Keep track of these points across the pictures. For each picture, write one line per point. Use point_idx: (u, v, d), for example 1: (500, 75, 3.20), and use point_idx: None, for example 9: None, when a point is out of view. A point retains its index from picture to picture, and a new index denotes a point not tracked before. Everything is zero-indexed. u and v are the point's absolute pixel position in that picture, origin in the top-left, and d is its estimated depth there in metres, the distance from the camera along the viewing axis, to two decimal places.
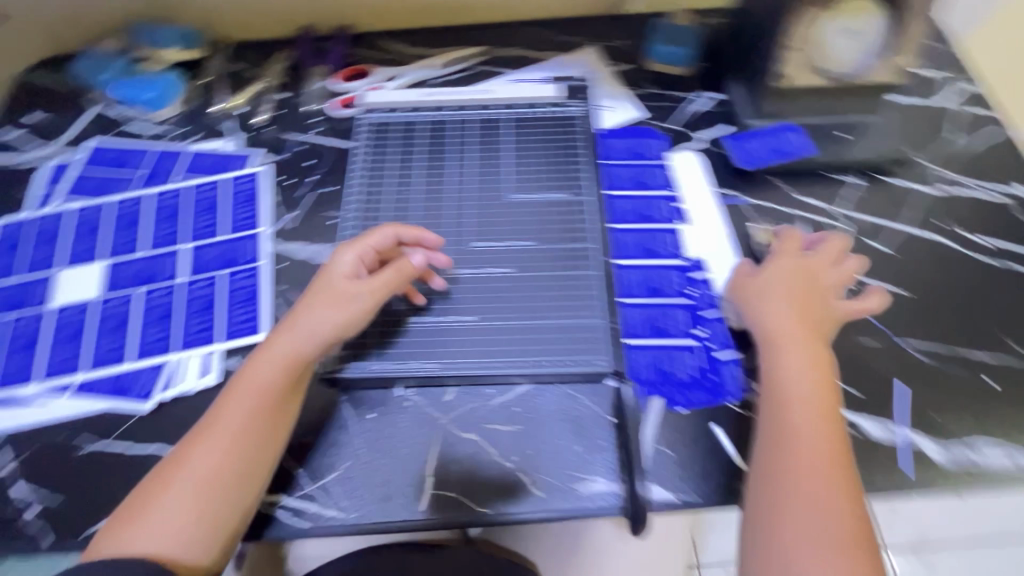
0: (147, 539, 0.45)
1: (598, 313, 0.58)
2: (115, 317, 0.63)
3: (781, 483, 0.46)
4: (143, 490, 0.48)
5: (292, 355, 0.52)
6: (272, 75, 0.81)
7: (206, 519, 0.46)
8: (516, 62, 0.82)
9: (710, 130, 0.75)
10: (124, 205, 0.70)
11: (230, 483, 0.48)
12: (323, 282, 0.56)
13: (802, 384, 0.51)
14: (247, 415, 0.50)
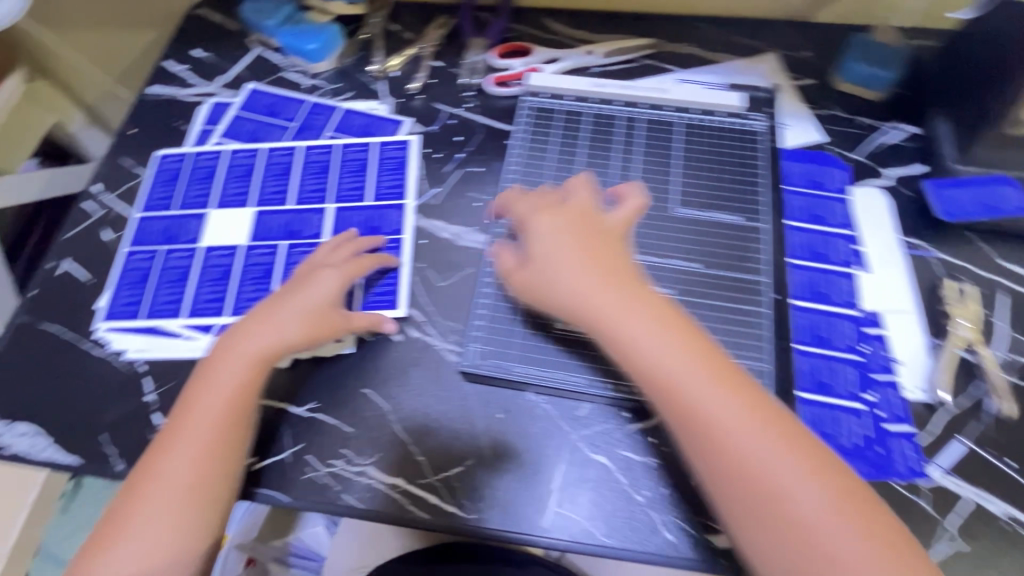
0: (115, 554, 0.47)
1: (767, 357, 0.53)
2: (260, 267, 0.63)
3: (768, 511, 0.40)
4: (118, 502, 0.49)
5: (252, 364, 0.53)
6: (429, 41, 0.78)
7: (184, 534, 0.48)
8: (685, 61, 0.76)
9: (902, 168, 0.66)
10: (278, 155, 0.71)
11: (212, 485, 0.49)
12: (303, 297, 0.55)
13: (674, 396, 0.43)
14: (211, 425, 0.50)
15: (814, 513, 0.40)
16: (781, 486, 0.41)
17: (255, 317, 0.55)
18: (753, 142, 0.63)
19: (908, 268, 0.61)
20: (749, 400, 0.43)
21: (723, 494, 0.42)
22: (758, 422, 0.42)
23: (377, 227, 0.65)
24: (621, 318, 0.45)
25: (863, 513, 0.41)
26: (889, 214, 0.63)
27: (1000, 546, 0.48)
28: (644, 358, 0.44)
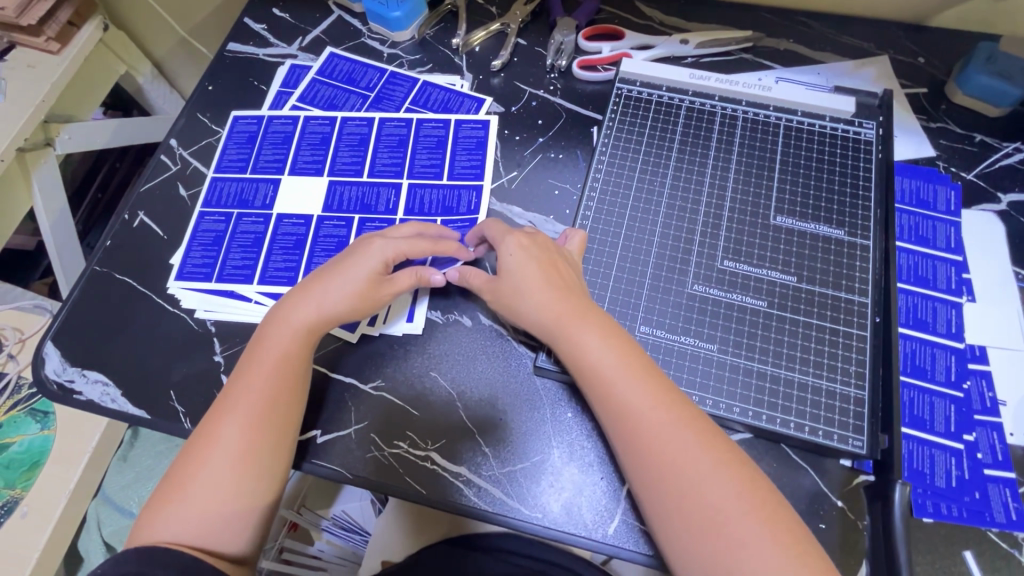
0: (172, 520, 0.47)
1: (866, 385, 0.49)
2: (333, 239, 0.62)
3: (686, 509, 0.42)
4: (175, 467, 0.49)
5: (297, 332, 0.53)
6: (515, 17, 0.75)
7: (237, 502, 0.48)
8: (786, 58, 0.71)
9: (1019, 194, 0.61)
10: (355, 124, 0.69)
11: (260, 456, 0.49)
12: (348, 271, 0.54)
13: (637, 417, 0.45)
14: (264, 392, 0.50)
15: (719, 509, 0.42)
16: (694, 483, 0.43)
17: (299, 288, 0.55)
18: (862, 151, 0.59)
19: (1020, 303, 0.56)
20: (674, 412, 0.45)
21: (643, 489, 0.44)
22: (689, 431, 0.45)
23: (452, 207, 0.63)
24: (573, 326, 0.49)
25: (785, 535, 0.41)
26: (1001, 243, 0.59)
27: None
28: (588, 361, 0.48)
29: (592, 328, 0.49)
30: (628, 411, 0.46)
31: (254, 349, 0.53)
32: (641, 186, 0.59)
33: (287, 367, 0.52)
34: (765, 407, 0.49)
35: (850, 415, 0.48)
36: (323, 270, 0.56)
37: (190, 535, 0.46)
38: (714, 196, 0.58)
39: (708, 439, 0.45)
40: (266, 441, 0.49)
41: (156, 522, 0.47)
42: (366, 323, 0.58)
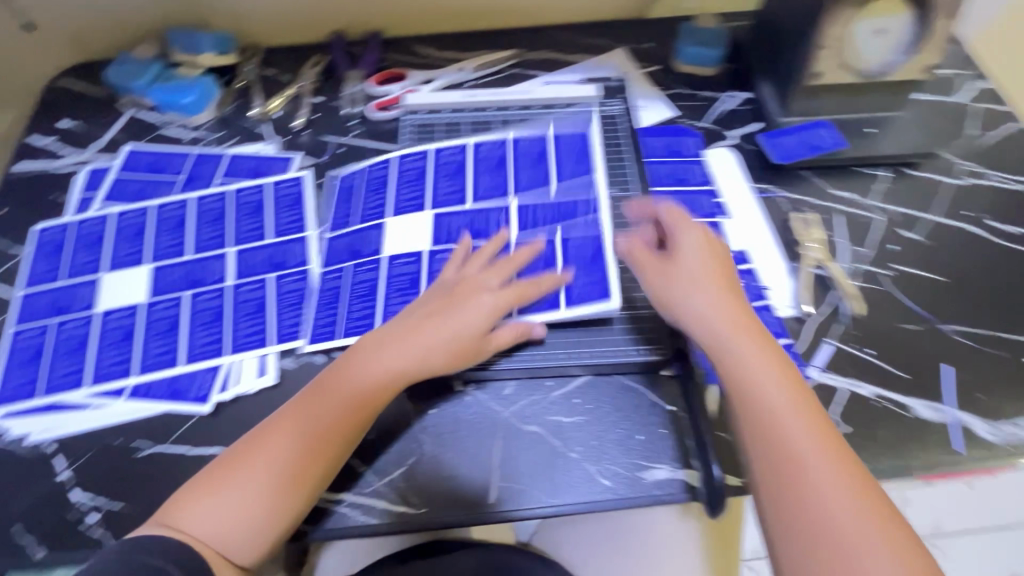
0: (192, 520, 0.49)
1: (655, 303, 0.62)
2: (165, 321, 0.63)
3: (784, 475, 0.45)
4: (213, 465, 0.52)
5: (397, 370, 0.54)
6: (306, 80, 0.81)
7: (264, 512, 0.49)
8: (546, 65, 0.84)
9: (743, 129, 0.76)
10: (167, 209, 0.71)
11: (300, 475, 0.50)
12: (454, 328, 0.56)
13: (772, 396, 0.49)
14: (309, 416, 0.52)
15: (834, 495, 0.44)
16: (822, 482, 0.45)
17: (401, 330, 0.56)
18: (614, 125, 0.74)
19: (762, 211, 0.70)
20: (810, 403, 0.49)
21: (760, 464, 0.47)
22: (808, 419, 0.48)
23: (360, 250, 0.66)
24: (728, 337, 0.52)
25: (859, 484, 0.45)
26: (739, 168, 0.73)
27: (873, 419, 0.57)
28: (714, 335, 0.52)
29: (739, 331, 0.52)
30: (771, 411, 0.48)
31: (341, 372, 0.55)
32: (445, 196, 0.69)
33: (376, 399, 0.54)
34: (582, 341, 0.60)
35: (649, 329, 0.61)
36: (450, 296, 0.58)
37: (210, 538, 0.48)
38: (592, 201, 0.66)
39: (835, 438, 0.47)
40: (293, 463, 0.50)
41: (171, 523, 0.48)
42: (217, 390, 0.59)
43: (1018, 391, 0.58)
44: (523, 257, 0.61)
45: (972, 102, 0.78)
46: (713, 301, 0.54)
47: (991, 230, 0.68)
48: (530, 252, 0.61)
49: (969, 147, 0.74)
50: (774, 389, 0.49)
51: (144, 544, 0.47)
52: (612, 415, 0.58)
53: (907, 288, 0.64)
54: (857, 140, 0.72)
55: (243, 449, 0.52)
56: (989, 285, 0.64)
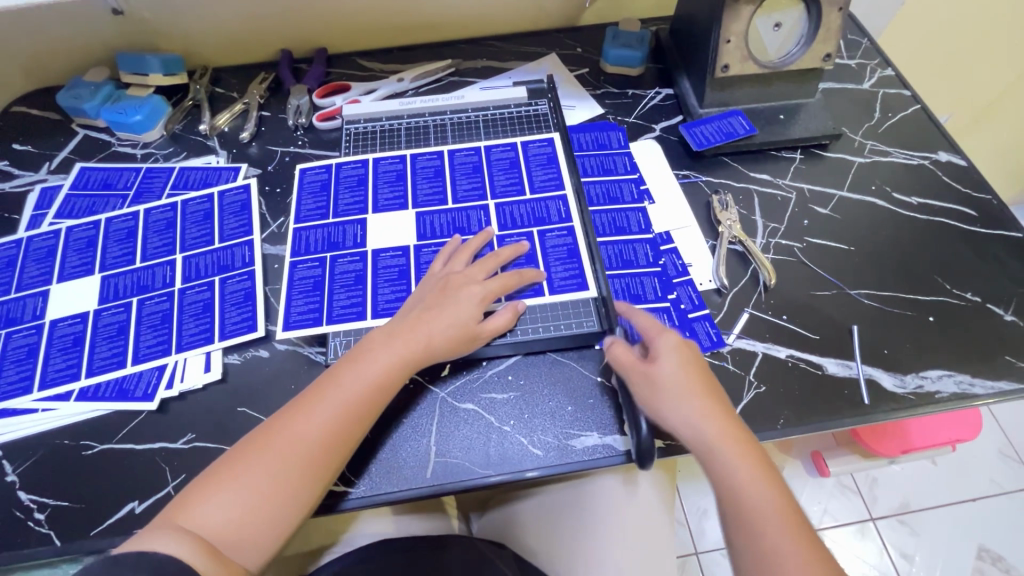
0: (200, 520, 0.47)
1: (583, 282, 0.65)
2: (114, 325, 0.65)
3: (747, 539, 0.48)
4: (219, 465, 0.50)
5: (405, 356, 0.56)
6: (254, 95, 0.85)
7: (277, 511, 0.49)
8: (483, 72, 0.89)
9: (666, 122, 0.82)
10: (118, 221, 0.73)
11: (316, 471, 0.51)
12: (455, 318, 0.58)
13: (735, 470, 0.50)
14: (326, 413, 0.52)
15: (765, 531, 0.47)
16: (755, 516, 0.48)
17: (406, 320, 0.58)
18: (541, 122, 0.79)
19: (684, 195, 0.74)
20: (746, 437, 0.52)
21: (734, 536, 0.49)
22: (767, 482, 0.50)
23: (339, 242, 0.70)
24: (696, 402, 0.53)
25: (808, 540, 0.47)
26: (662, 157, 0.78)
27: (788, 378, 0.61)
28: (687, 435, 0.53)
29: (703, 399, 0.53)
30: (707, 445, 0.51)
31: (350, 366, 0.56)
32: (386, 201, 0.74)
33: (385, 388, 0.55)
34: (516, 325, 0.63)
35: (579, 306, 0.64)
36: (441, 288, 0.61)
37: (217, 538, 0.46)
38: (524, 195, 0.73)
39: (768, 475, 0.50)
40: (306, 458, 0.50)
41: (169, 528, 0.45)
42: (164, 387, 0.61)
43: (920, 345, 0.63)
44: (509, 256, 0.65)
45: (879, 88, 0.84)
46: (682, 367, 0.54)
47: (895, 202, 0.73)
48: (513, 252, 0.65)
49: (875, 127, 0.80)
50: (715, 430, 0.52)
51: (134, 555, 0.42)
52: (544, 387, 0.61)
53: (817, 258, 0.69)
54: (768, 126, 0.78)
55: (250, 449, 0.51)
56: (892, 251, 0.69)
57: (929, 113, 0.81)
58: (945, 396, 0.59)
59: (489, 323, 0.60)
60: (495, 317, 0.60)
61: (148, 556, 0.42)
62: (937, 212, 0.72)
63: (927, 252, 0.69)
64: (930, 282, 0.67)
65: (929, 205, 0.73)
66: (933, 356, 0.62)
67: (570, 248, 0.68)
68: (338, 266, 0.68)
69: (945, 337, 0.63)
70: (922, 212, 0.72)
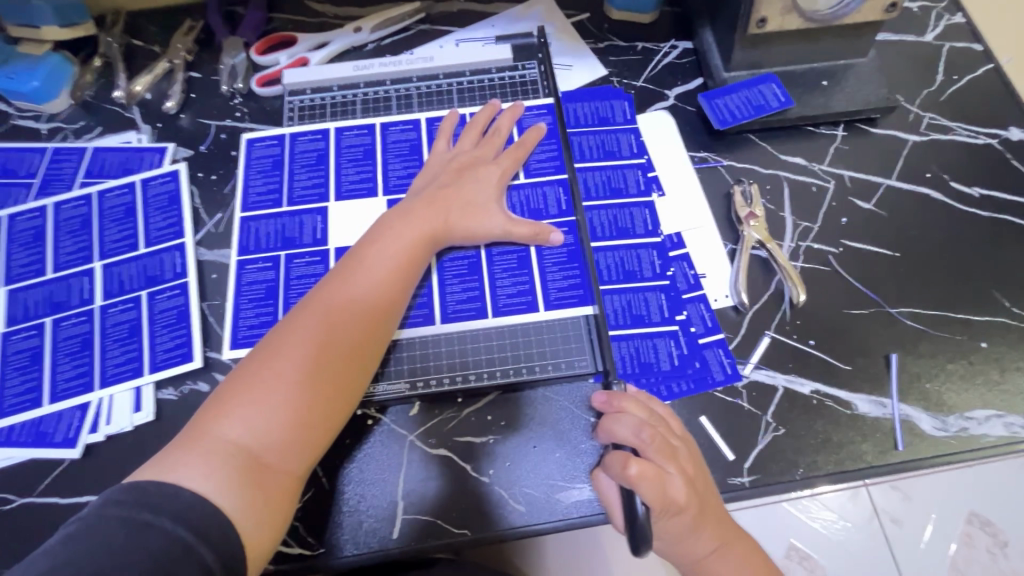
0: (230, 427, 0.42)
1: (575, 305, 0.56)
2: (25, 353, 0.56)
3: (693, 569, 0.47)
4: (235, 372, 0.45)
5: (428, 239, 0.54)
6: (178, 51, 0.69)
7: (310, 417, 0.44)
8: (460, 18, 0.72)
9: (682, 86, 0.67)
10: (24, 219, 0.61)
11: (352, 364, 0.47)
12: (466, 196, 0.57)
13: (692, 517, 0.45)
14: (353, 305, 0.48)
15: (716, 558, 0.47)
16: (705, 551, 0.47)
17: (423, 202, 0.55)
18: (529, 90, 0.66)
19: (700, 184, 0.62)
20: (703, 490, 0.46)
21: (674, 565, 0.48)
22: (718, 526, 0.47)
23: (295, 237, 0.59)
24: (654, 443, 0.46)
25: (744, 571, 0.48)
26: (675, 133, 0.64)
27: (812, 419, 0.52)
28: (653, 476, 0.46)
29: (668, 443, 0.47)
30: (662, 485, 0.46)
31: (355, 267, 0.51)
32: (351, 183, 0.61)
33: (409, 274, 0.52)
34: (501, 364, 0.54)
35: (570, 330, 0.55)
36: (441, 189, 0.56)
37: (252, 451, 0.42)
38: (515, 184, 0.61)
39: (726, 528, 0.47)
40: (331, 363, 0.46)
41: (191, 449, 0.41)
42: (87, 430, 0.53)
43: (967, 378, 0.54)
44: (529, 223, 0.57)
45: (943, 41, 0.69)
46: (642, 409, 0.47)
47: (953, 193, 0.61)
48: (532, 136, 0.61)
49: (934, 95, 0.66)
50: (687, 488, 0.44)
51: (156, 489, 0.38)
52: (530, 429, 0.53)
53: (856, 267, 0.58)
54: (808, 96, 0.63)
55: (265, 354, 0.45)
56: (942, 256, 0.58)
57: (1002, 77, 0.67)
58: (990, 439, 0.51)
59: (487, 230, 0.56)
60: (502, 219, 0.57)
61: (170, 492, 0.38)
62: (1000, 207, 0.61)
63: (984, 258, 0.58)
64: (985, 298, 0.57)
65: (993, 198, 0.61)
66: (980, 390, 0.53)
67: (571, 248, 0.58)
68: (296, 269, 0.58)
69: (995, 368, 0.54)
70: (983, 207, 0.61)
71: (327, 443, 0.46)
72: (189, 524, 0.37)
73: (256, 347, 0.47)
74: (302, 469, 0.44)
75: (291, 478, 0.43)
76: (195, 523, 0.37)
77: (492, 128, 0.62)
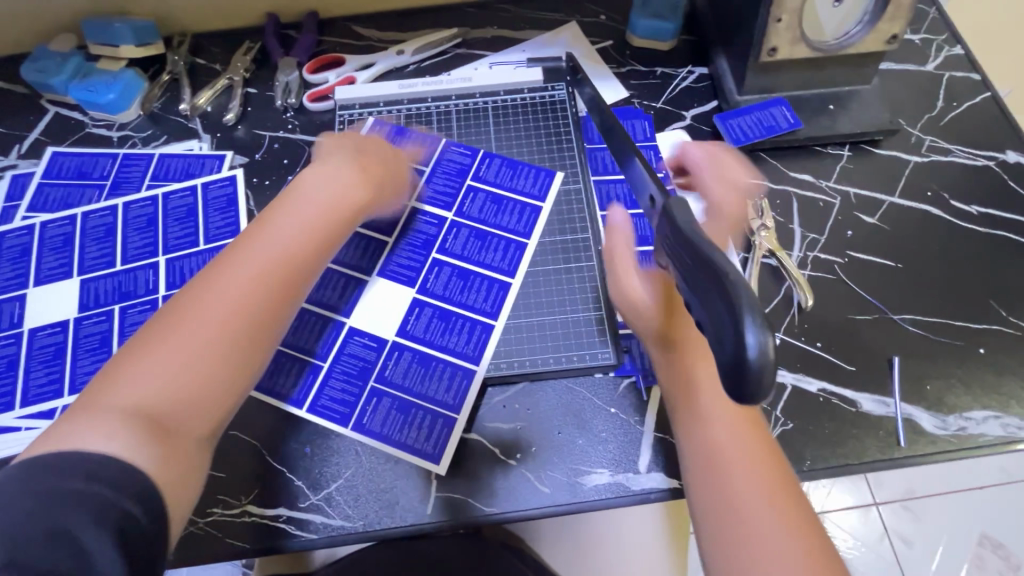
0: (128, 389, 0.41)
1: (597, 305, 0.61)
2: (95, 336, 0.61)
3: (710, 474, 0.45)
4: (137, 336, 0.44)
5: (324, 215, 0.53)
6: (237, 69, 0.76)
7: (224, 373, 0.44)
8: (494, 43, 0.79)
9: (698, 108, 0.73)
10: (96, 216, 0.68)
11: (267, 322, 0.47)
12: (329, 178, 0.56)
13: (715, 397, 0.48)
14: (262, 267, 0.48)
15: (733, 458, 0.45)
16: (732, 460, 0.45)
17: (290, 183, 0.55)
18: (559, 109, 0.72)
19: None
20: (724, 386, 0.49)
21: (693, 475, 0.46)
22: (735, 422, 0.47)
23: None
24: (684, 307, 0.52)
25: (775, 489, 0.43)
26: None
27: (818, 415, 0.56)
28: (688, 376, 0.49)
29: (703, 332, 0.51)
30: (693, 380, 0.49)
31: (260, 231, 0.50)
32: None
33: (325, 242, 0.52)
34: (530, 356, 0.59)
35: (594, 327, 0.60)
36: (353, 173, 0.58)
37: (150, 410, 0.41)
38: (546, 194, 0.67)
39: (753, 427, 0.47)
40: (246, 318, 0.46)
41: (96, 413, 0.39)
42: None
43: (966, 381, 0.57)
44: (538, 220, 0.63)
45: (944, 70, 0.74)
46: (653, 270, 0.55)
47: (952, 210, 0.65)
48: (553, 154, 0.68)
49: (935, 120, 0.71)
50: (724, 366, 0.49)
51: (70, 457, 0.37)
52: (554, 416, 0.57)
53: (860, 277, 0.62)
54: (815, 118, 0.69)
55: (172, 314, 0.44)
56: (941, 267, 0.63)
57: (999, 104, 0.72)
58: (987, 439, 0.55)
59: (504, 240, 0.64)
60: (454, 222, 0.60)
61: (77, 457, 0.37)
62: (997, 224, 0.65)
63: (982, 271, 0.62)
64: (982, 307, 0.60)
65: (990, 215, 0.65)
66: (978, 393, 0.57)
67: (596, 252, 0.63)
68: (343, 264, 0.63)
69: (993, 372, 0.57)
70: (981, 223, 0.65)
71: (233, 405, 0.45)
72: (125, 489, 0.37)
73: (159, 312, 0.46)
74: (209, 430, 0.43)
75: (201, 438, 0.43)
76: (125, 486, 0.37)
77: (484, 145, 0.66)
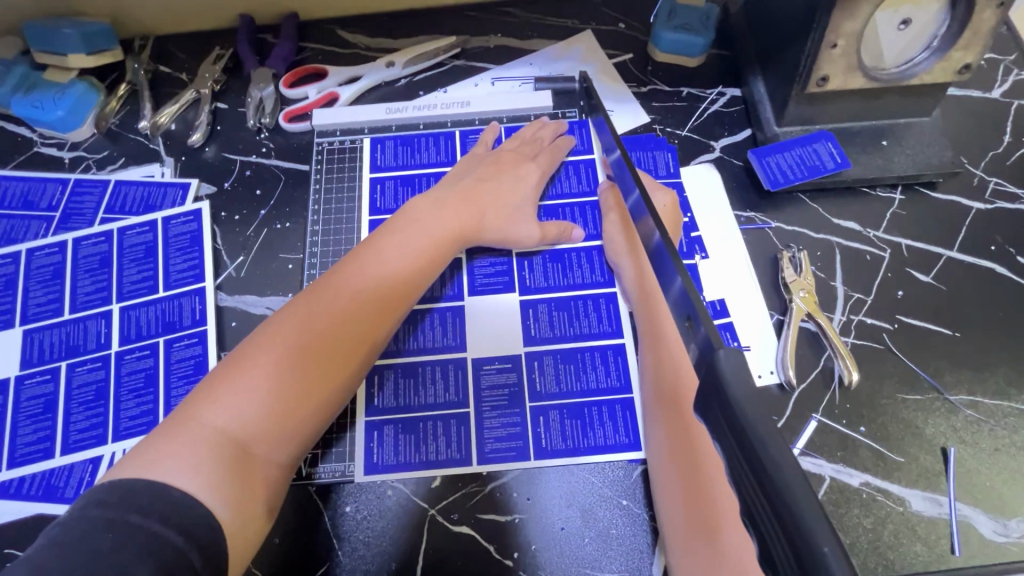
0: (217, 416, 0.38)
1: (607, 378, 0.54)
2: (38, 401, 0.54)
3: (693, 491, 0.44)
4: (234, 352, 0.42)
5: (433, 232, 0.52)
6: (205, 80, 0.67)
7: (308, 403, 0.42)
8: (498, 54, 0.69)
9: (730, 138, 0.63)
10: (42, 254, 0.60)
11: (357, 351, 0.45)
12: (490, 184, 0.58)
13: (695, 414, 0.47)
14: (368, 287, 0.47)
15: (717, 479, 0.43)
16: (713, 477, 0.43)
17: (453, 192, 0.56)
18: None
19: (746, 244, 0.59)
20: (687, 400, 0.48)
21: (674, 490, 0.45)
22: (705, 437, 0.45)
23: None
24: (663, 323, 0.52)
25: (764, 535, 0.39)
26: (721, 188, 0.61)
27: (861, 516, 0.49)
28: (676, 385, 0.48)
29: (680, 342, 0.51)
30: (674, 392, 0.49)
31: (369, 248, 0.49)
32: None
33: (428, 263, 0.51)
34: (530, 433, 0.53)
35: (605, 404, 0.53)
36: (470, 184, 0.57)
37: (241, 441, 0.39)
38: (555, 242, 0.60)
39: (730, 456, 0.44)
40: (343, 342, 0.44)
41: (186, 433, 0.37)
42: None
43: None
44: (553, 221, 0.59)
45: (1013, 98, 0.65)
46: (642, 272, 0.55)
47: (1020, 269, 0.57)
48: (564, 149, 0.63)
49: (1001, 158, 0.62)
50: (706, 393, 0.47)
51: (145, 487, 0.34)
52: (557, 508, 0.50)
53: (912, 347, 0.54)
54: (865, 155, 0.60)
55: (272, 332, 0.43)
56: (1006, 338, 0.54)
57: None
58: None
59: (573, 242, 0.60)
60: (526, 229, 0.58)
61: (160, 490, 0.34)
62: None
63: None
64: None
65: None
66: None
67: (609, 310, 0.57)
68: None
69: None
70: None
71: (316, 433, 0.44)
72: (184, 527, 0.33)
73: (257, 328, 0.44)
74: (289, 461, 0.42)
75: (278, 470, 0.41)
76: (190, 526, 0.33)
77: (530, 135, 0.63)
